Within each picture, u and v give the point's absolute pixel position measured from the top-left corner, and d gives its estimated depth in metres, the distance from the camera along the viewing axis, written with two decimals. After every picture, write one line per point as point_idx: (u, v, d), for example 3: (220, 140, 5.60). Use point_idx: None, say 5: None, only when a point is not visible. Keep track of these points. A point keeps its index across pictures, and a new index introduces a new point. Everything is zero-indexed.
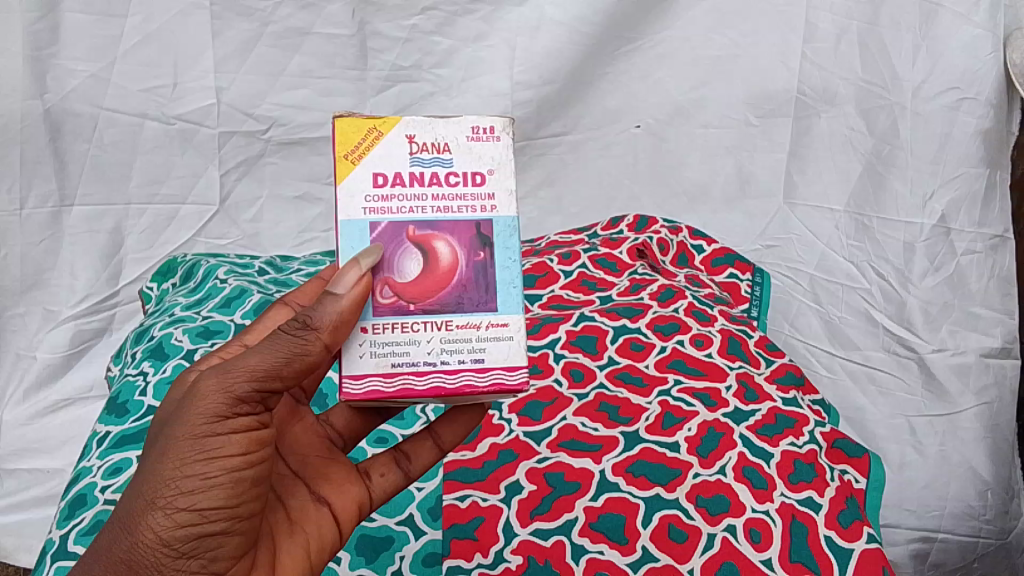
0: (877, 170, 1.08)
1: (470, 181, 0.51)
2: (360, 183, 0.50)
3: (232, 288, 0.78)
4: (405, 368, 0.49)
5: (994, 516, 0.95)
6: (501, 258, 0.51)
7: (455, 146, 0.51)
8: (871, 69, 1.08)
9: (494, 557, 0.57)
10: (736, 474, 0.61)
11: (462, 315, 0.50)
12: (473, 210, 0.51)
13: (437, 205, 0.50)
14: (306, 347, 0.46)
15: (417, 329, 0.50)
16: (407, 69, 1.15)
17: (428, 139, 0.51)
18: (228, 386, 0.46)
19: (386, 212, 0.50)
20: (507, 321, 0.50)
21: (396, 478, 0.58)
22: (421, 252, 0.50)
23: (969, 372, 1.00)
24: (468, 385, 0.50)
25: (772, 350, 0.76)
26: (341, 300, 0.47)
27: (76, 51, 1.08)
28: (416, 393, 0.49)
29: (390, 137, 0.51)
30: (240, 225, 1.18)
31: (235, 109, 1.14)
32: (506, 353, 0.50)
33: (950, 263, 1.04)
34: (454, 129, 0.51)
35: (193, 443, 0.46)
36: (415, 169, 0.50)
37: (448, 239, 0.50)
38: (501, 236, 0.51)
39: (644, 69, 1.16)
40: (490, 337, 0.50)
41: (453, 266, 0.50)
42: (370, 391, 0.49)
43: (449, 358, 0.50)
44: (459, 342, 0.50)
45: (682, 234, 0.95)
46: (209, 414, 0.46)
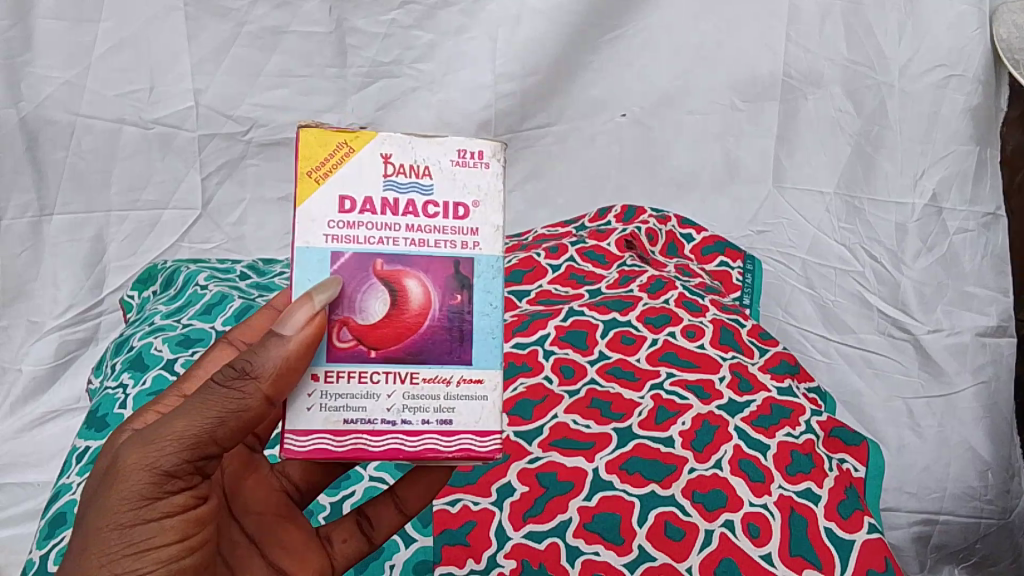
0: (866, 151, 1.07)
1: (449, 210, 0.49)
2: (325, 207, 0.47)
3: (213, 294, 0.77)
4: (359, 426, 0.47)
5: (995, 496, 0.95)
6: (479, 305, 0.49)
7: (435, 171, 0.48)
8: (857, 49, 1.07)
9: (487, 563, 0.56)
10: (732, 468, 0.59)
11: (429, 367, 0.48)
12: (452, 245, 0.49)
13: (412, 236, 0.48)
14: (245, 403, 0.44)
15: (377, 380, 0.48)
16: (387, 65, 1.13)
17: (405, 160, 0.48)
18: (152, 462, 0.44)
19: (351, 242, 0.48)
20: (482, 377, 0.49)
21: (360, 545, 0.56)
22: (387, 291, 0.48)
23: (965, 352, 0.99)
24: (431, 449, 0.47)
25: (765, 339, 0.74)
26: (286, 343, 0.45)
27: (50, 58, 1.06)
28: (369, 455, 0.47)
29: (362, 154, 0.48)
30: (224, 228, 1.17)
31: (214, 111, 1.12)
32: (477, 415, 0.48)
33: (943, 243, 1.03)
34: (436, 152, 0.49)
35: (120, 532, 0.44)
36: (388, 195, 0.48)
37: (420, 277, 0.48)
38: (482, 275, 0.49)
39: (627, 57, 1.14)
40: (459, 395, 0.48)
41: (424, 307, 0.48)
42: (318, 449, 0.46)
43: (410, 417, 0.47)
44: (424, 403, 0.48)
45: (671, 223, 0.94)
46: (135, 496, 0.44)
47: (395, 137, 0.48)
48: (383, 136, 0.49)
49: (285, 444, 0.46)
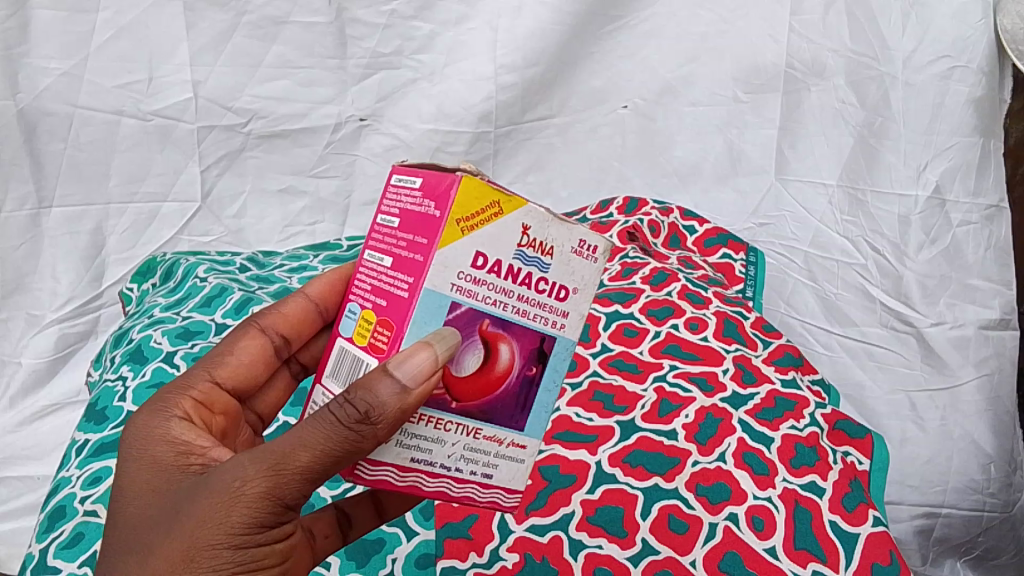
0: (870, 142, 1.06)
1: (554, 291, 0.44)
2: (457, 257, 0.42)
3: (213, 286, 0.77)
4: (422, 468, 0.45)
5: (998, 489, 0.93)
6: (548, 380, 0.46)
7: (558, 252, 0.44)
8: (860, 40, 1.05)
9: (489, 556, 0.56)
10: (736, 461, 0.59)
11: (491, 426, 0.46)
12: (545, 322, 0.45)
13: (519, 306, 0.44)
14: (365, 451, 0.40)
15: (449, 429, 0.45)
16: (387, 56, 1.13)
17: (541, 235, 0.43)
18: (277, 493, 0.40)
19: (471, 298, 0.43)
20: (526, 444, 0.47)
21: (335, 542, 0.53)
22: (486, 349, 0.44)
23: (968, 344, 0.98)
24: (467, 496, 0.46)
25: (769, 331, 0.74)
26: (409, 394, 0.39)
27: (48, 49, 1.05)
28: (420, 493, 0.45)
29: (507, 219, 0.43)
30: (223, 221, 1.17)
31: (214, 102, 1.11)
32: (513, 476, 0.47)
33: (946, 235, 1.02)
34: (566, 234, 0.44)
35: (233, 553, 0.40)
36: (516, 263, 0.43)
37: (514, 344, 0.44)
38: (560, 355, 0.46)
39: (631, 48, 1.14)
40: (507, 454, 0.46)
41: (506, 373, 0.45)
42: (378, 480, 0.44)
43: (465, 468, 0.45)
44: (480, 458, 0.46)
45: (674, 215, 0.93)
46: (253, 522, 0.40)
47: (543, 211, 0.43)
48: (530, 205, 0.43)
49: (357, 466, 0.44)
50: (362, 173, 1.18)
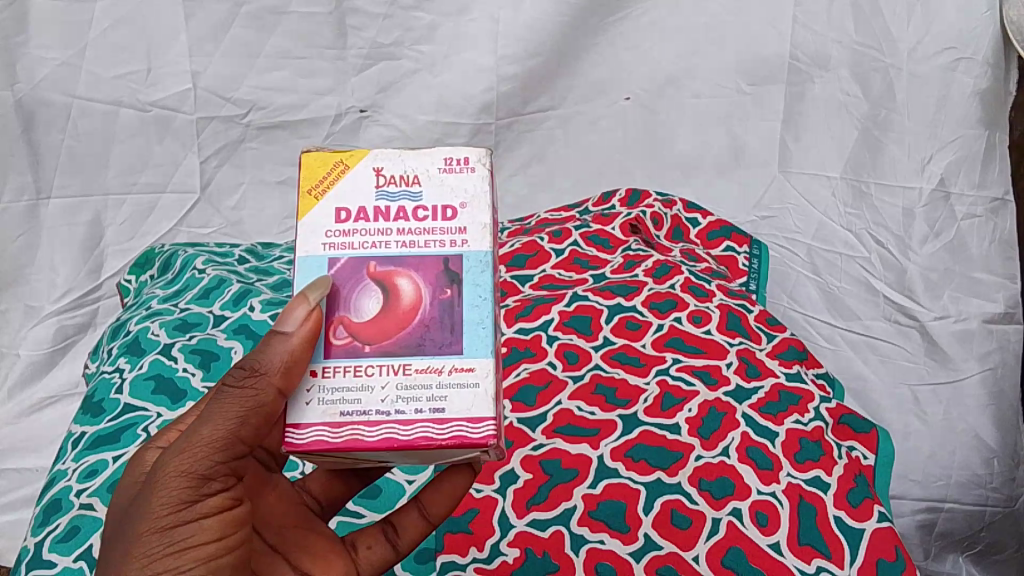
0: (874, 134, 1.04)
1: (438, 213, 0.49)
2: (321, 219, 0.49)
3: (211, 278, 0.76)
4: (356, 417, 0.46)
5: (1002, 484, 0.91)
6: (468, 300, 0.48)
7: (422, 180, 0.50)
8: (864, 30, 1.05)
9: (489, 551, 0.55)
10: (739, 455, 0.58)
11: (422, 358, 0.47)
12: (442, 244, 0.49)
13: (403, 239, 0.49)
14: (260, 401, 0.46)
15: (372, 374, 0.47)
16: (388, 47, 1.12)
17: (397, 172, 0.50)
18: (188, 466, 0.45)
19: (347, 247, 0.49)
20: (473, 365, 0.47)
21: (384, 552, 0.55)
22: (382, 288, 0.48)
23: (972, 338, 0.96)
24: (425, 438, 0.46)
25: (773, 325, 0.73)
26: (290, 339, 0.46)
27: (45, 39, 1.06)
28: (366, 445, 0.46)
29: (357, 171, 0.50)
30: (223, 212, 1.14)
31: (213, 93, 1.11)
32: (469, 403, 0.46)
33: (950, 229, 1.00)
34: (425, 161, 0.50)
35: (163, 535, 0.45)
36: (382, 203, 0.50)
37: (411, 275, 0.49)
38: (471, 271, 0.49)
39: (632, 39, 1.13)
40: (451, 383, 0.47)
41: (415, 304, 0.48)
42: (316, 441, 0.46)
43: (406, 407, 0.46)
44: (420, 396, 0.47)
45: (677, 207, 0.92)
46: (176, 499, 0.45)
47: (386, 151, 0.51)
48: (375, 154, 0.51)
49: (286, 437, 0.46)
50: None
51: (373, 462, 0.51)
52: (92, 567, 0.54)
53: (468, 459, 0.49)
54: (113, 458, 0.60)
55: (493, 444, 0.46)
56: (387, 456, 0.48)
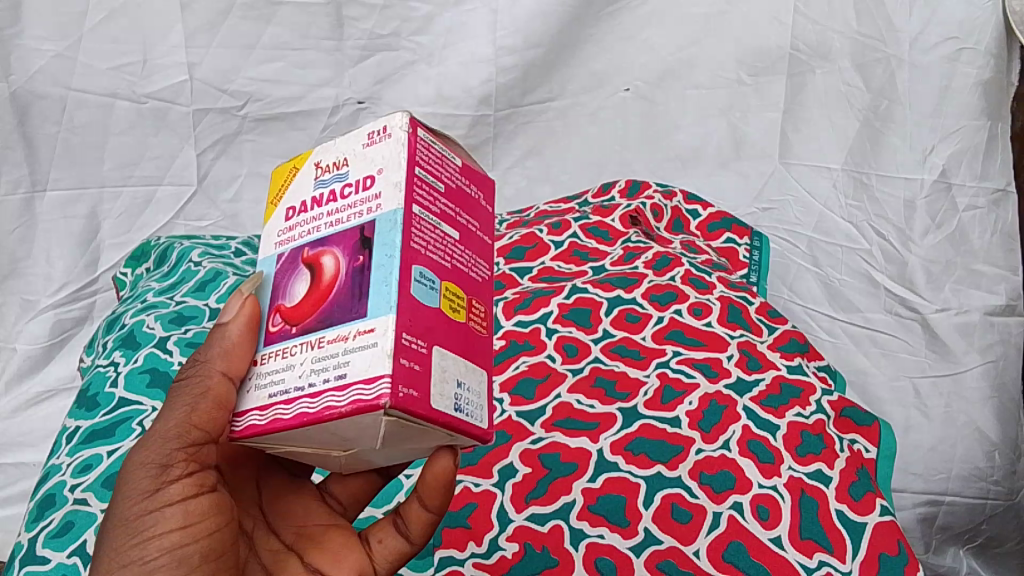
0: (874, 126, 1.04)
1: (359, 186, 0.46)
2: (276, 223, 0.49)
3: (207, 271, 0.75)
4: (278, 397, 0.43)
5: (1003, 477, 0.91)
6: (378, 261, 0.43)
7: (350, 160, 0.47)
8: (865, 21, 1.04)
9: (489, 546, 0.55)
10: (741, 449, 0.58)
11: (333, 328, 0.42)
12: (360, 215, 0.45)
13: (331, 219, 0.46)
14: (203, 385, 0.44)
15: (295, 352, 0.43)
16: (385, 38, 1.11)
17: (331, 160, 0.48)
18: (146, 457, 0.45)
19: (290, 241, 0.47)
20: (373, 326, 0.41)
21: (398, 545, 0.53)
22: (311, 270, 0.45)
23: (973, 331, 0.95)
24: (328, 407, 0.40)
25: (774, 317, 0.72)
26: (227, 326, 0.45)
27: (40, 30, 1.05)
28: (284, 424, 0.42)
29: (303, 170, 0.50)
30: (220, 205, 1.13)
31: (208, 85, 1.10)
32: (368, 363, 0.40)
33: (952, 221, 0.99)
34: (354, 143, 0.48)
35: (126, 527, 0.44)
36: (317, 192, 0.48)
37: (333, 251, 0.45)
38: (381, 232, 0.43)
39: (631, 29, 1.13)
40: (356, 347, 0.41)
41: (334, 277, 0.44)
42: (248, 426, 0.43)
43: (315, 378, 0.41)
44: (330, 366, 0.41)
45: (677, 199, 0.92)
46: (138, 490, 0.45)
47: (325, 146, 0.49)
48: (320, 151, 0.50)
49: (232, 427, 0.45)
50: None
51: (346, 453, 0.46)
52: (85, 564, 0.53)
53: (411, 433, 0.43)
54: (107, 452, 0.59)
55: (394, 403, 0.39)
56: (333, 441, 0.43)
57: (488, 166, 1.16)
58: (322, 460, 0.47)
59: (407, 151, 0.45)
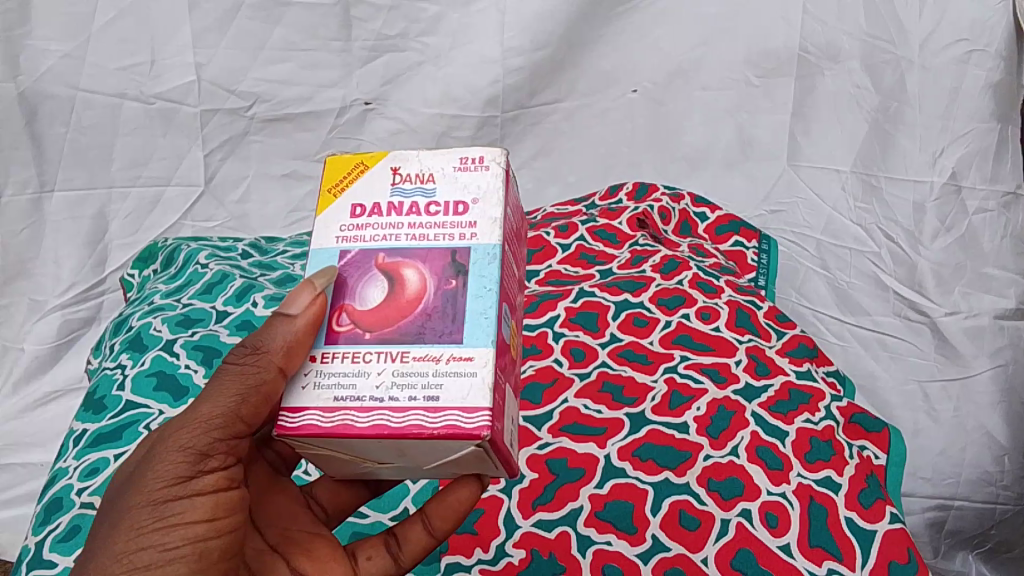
0: (884, 128, 1.03)
1: (449, 207, 0.49)
2: (338, 214, 0.50)
3: (214, 272, 0.75)
4: (350, 403, 0.44)
5: (1012, 482, 0.89)
6: (473, 290, 0.46)
7: (439, 178, 0.50)
8: (876, 22, 1.03)
9: (495, 552, 0.55)
10: (749, 455, 0.57)
11: (421, 346, 0.45)
12: (451, 237, 0.48)
13: (414, 232, 0.49)
14: (259, 378, 0.45)
15: (370, 360, 0.45)
16: (393, 38, 1.11)
17: (412, 171, 0.51)
18: (186, 443, 0.46)
19: (359, 240, 0.49)
20: (472, 355, 0.44)
21: (385, 563, 0.53)
22: (388, 279, 0.48)
23: (983, 334, 0.94)
24: (416, 426, 0.43)
25: (782, 322, 0.72)
26: (294, 321, 0.45)
27: (48, 30, 1.05)
28: (356, 431, 0.43)
29: (376, 170, 0.51)
30: (227, 206, 1.14)
31: (217, 85, 1.10)
32: (465, 392, 0.43)
33: (962, 223, 0.98)
34: (441, 161, 0.51)
35: (152, 509, 0.45)
36: (396, 199, 0.50)
37: (418, 266, 0.48)
38: (478, 262, 0.47)
39: (640, 29, 1.12)
40: (449, 371, 0.44)
41: (419, 294, 0.47)
42: (306, 425, 0.44)
43: (400, 393, 0.44)
44: (418, 385, 0.44)
45: (685, 202, 0.91)
46: (170, 476, 0.45)
47: (404, 154, 0.51)
48: (394, 155, 0.52)
49: (278, 420, 0.44)
50: None
51: (374, 464, 0.48)
52: None
53: (468, 460, 0.46)
54: (113, 456, 0.59)
55: (488, 438, 0.43)
56: (385, 454, 0.45)
57: None
58: (343, 467, 0.49)
59: (504, 192, 0.49)
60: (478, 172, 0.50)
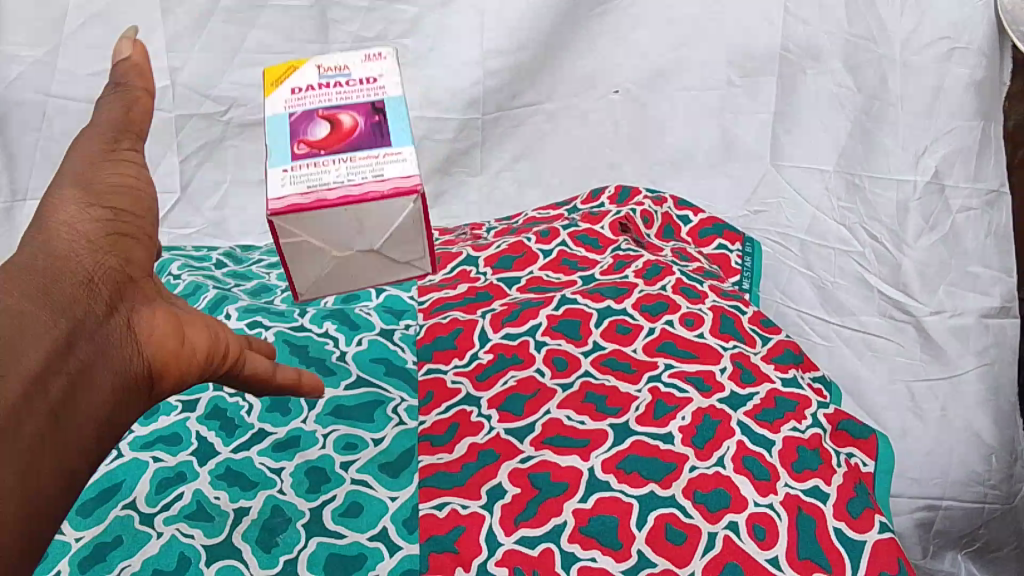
0: (865, 127, 1.01)
1: (363, 76, 0.63)
2: (281, 95, 0.62)
3: (187, 284, 0.74)
4: (320, 188, 0.56)
5: (1000, 481, 0.91)
6: (393, 117, 0.60)
7: (353, 67, 0.64)
8: (857, 21, 1.00)
9: (477, 571, 0.52)
10: (736, 465, 0.56)
11: (361, 152, 0.58)
12: (369, 96, 0.62)
13: (341, 94, 0.62)
14: (136, 88, 0.54)
15: (328, 166, 0.57)
16: (371, 40, 1.09)
17: (332, 64, 0.64)
18: (99, 162, 0.50)
19: (302, 105, 0.61)
20: (399, 151, 0.58)
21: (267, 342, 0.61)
22: (330, 122, 0.60)
23: (968, 334, 0.94)
24: (371, 194, 0.56)
25: (768, 327, 0.71)
26: (124, 55, 0.54)
27: (17, 36, 1.02)
28: (329, 202, 0.55)
29: (304, 70, 0.64)
30: (203, 213, 1.12)
31: (191, 89, 1.08)
32: (401, 168, 0.57)
33: (946, 222, 0.98)
34: (352, 57, 0.65)
35: (80, 186, 0.49)
36: (323, 81, 0.63)
37: (351, 113, 0.60)
38: (393, 109, 0.60)
39: (619, 30, 1.08)
40: (387, 160, 0.57)
41: (353, 128, 0.59)
42: (286, 204, 0.55)
43: (357, 176, 0.57)
44: (363, 161, 0.57)
45: (667, 205, 0.90)
46: (87, 154, 0.50)
47: (331, 58, 0.65)
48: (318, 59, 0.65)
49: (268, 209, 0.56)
50: None
51: (343, 256, 0.60)
52: None
53: (411, 236, 0.59)
54: None
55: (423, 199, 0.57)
56: (349, 236, 0.58)
57: (477, 170, 1.15)
58: (318, 266, 0.60)
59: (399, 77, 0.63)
60: (379, 60, 0.64)
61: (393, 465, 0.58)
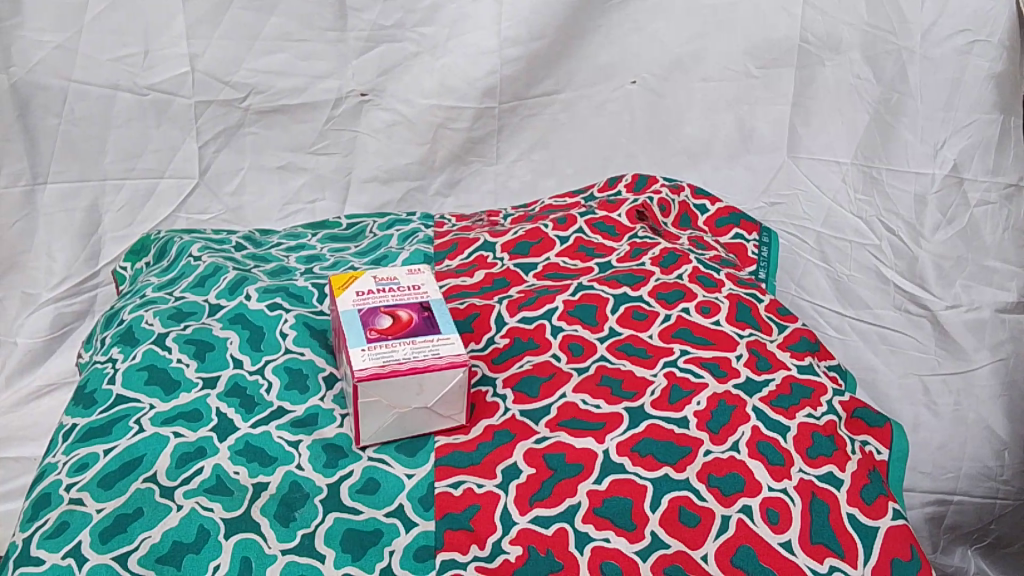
0: (885, 119, 1.00)
1: (410, 285, 0.62)
2: (347, 296, 0.61)
3: (206, 265, 0.74)
4: (392, 359, 0.55)
5: (1012, 476, 0.90)
6: (444, 313, 0.59)
7: (404, 278, 0.63)
8: (877, 11, 0.99)
9: (491, 549, 0.52)
10: (750, 450, 0.57)
11: (420, 337, 0.57)
12: (418, 297, 0.61)
13: (397, 296, 0.61)
14: None
15: (394, 345, 0.56)
16: (389, 29, 1.07)
17: (387, 274, 0.64)
18: None
19: (365, 303, 0.60)
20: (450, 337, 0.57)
21: None
22: (391, 316, 0.59)
23: (984, 328, 0.94)
24: (432, 365, 0.55)
25: (784, 315, 0.71)
26: None
27: (41, 20, 0.98)
28: (400, 371, 0.55)
29: (362, 280, 0.63)
30: (222, 198, 1.13)
31: (210, 76, 1.06)
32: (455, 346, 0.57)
33: (964, 215, 0.96)
34: (398, 271, 0.64)
35: None
36: (381, 286, 0.62)
37: (407, 309, 0.59)
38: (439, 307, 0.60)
39: (638, 20, 1.07)
40: (441, 341, 0.57)
41: (408, 320, 0.58)
42: (364, 372, 0.54)
43: (420, 351, 0.56)
44: (422, 341, 0.57)
45: (684, 193, 0.90)
46: None
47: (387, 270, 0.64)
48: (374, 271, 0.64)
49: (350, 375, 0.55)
50: (363, 151, 1.13)
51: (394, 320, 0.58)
52: (83, 564, 0.51)
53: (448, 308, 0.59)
54: (103, 452, 0.57)
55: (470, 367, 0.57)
56: (405, 396, 0.56)
57: (493, 159, 1.14)
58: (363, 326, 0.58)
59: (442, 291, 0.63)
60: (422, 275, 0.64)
61: (411, 444, 0.58)
